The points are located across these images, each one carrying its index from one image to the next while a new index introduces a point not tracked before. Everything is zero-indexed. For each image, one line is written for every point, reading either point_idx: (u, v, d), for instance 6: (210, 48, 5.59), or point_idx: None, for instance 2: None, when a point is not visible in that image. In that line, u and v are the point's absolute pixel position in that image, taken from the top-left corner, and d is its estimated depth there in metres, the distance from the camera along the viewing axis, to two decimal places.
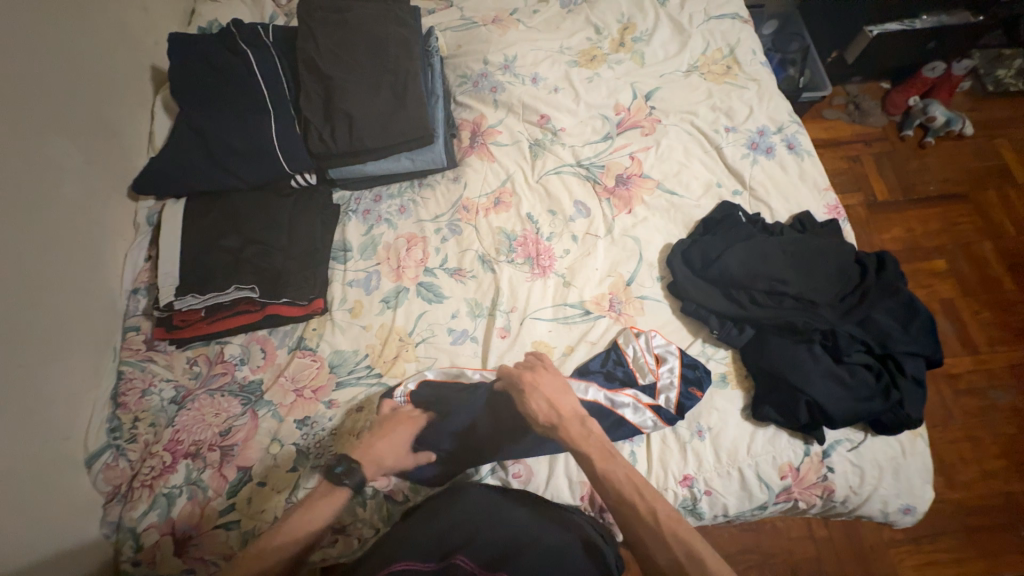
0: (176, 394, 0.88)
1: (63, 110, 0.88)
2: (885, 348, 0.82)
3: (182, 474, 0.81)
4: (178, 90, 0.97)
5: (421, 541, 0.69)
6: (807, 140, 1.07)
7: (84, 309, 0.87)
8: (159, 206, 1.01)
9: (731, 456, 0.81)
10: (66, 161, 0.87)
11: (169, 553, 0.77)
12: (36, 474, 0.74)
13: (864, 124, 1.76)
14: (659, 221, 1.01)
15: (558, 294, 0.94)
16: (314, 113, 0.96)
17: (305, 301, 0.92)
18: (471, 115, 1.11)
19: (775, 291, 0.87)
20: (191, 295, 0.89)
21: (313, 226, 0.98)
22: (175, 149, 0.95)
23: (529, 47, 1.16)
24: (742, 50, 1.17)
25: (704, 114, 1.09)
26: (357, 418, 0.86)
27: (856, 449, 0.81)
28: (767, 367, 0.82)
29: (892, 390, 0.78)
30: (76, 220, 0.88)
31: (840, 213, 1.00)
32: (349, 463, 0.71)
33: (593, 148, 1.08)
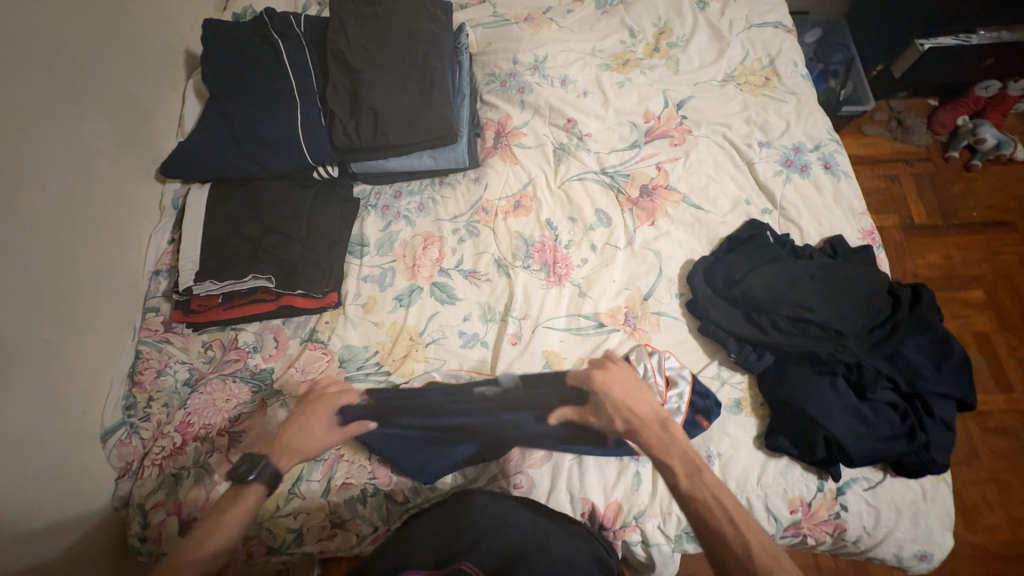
0: (190, 376, 0.89)
1: (97, 92, 0.89)
2: (914, 388, 0.78)
3: (191, 456, 0.83)
4: (209, 76, 0.98)
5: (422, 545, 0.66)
6: (845, 160, 1.02)
7: (108, 287, 0.89)
8: (185, 189, 1.03)
9: (740, 484, 0.78)
10: (98, 142, 0.89)
11: (174, 532, 0.79)
12: (52, 447, 0.76)
13: (906, 143, 1.68)
14: (682, 236, 0.98)
15: (572, 304, 0.93)
16: (340, 107, 0.96)
17: (321, 294, 0.93)
18: (497, 115, 1.10)
19: (799, 318, 0.84)
20: (209, 281, 0.90)
21: (332, 219, 0.99)
22: (203, 135, 0.97)
23: (560, 48, 1.14)
24: (783, 62, 1.12)
25: (738, 126, 1.05)
26: None
27: (873, 489, 0.78)
28: (785, 397, 0.79)
29: (917, 431, 0.74)
30: (105, 200, 0.90)
31: (874, 240, 0.95)
32: (253, 460, 0.68)
33: (619, 156, 1.05)
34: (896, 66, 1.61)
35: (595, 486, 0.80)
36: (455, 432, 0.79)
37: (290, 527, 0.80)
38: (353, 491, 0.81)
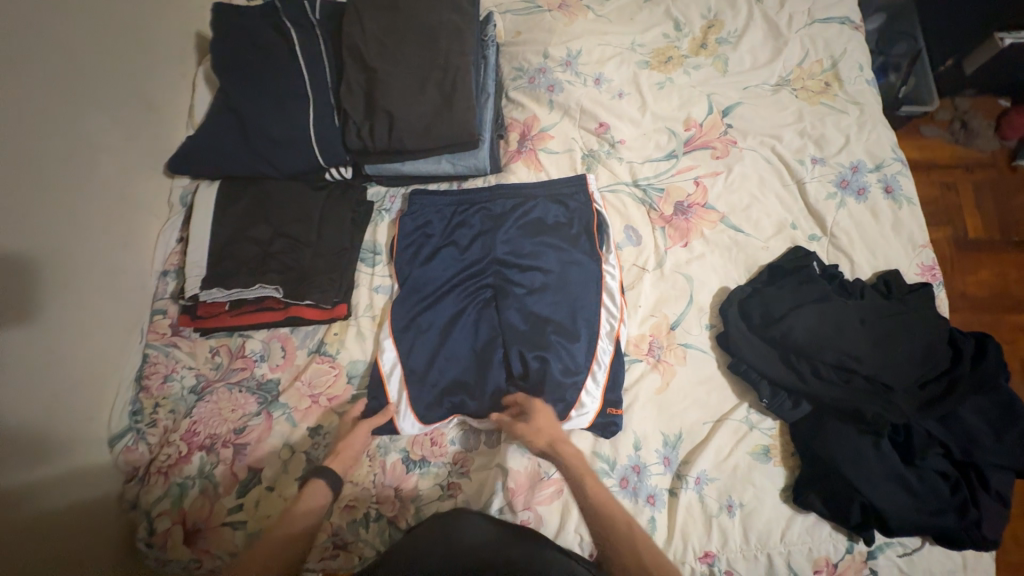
0: (196, 383, 0.88)
1: (99, 82, 0.85)
2: (969, 456, 0.71)
3: (196, 466, 0.81)
4: (218, 67, 0.92)
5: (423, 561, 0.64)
6: (910, 183, 0.91)
7: (114, 290, 0.87)
8: (193, 187, 0.99)
9: (760, 540, 0.74)
10: (104, 138, 0.86)
11: (179, 540, 0.79)
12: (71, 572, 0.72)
13: (969, 147, 1.52)
14: (717, 260, 0.90)
15: (576, 329, 0.83)
16: (354, 106, 0.90)
17: (329, 305, 0.88)
18: (523, 115, 1.01)
19: (843, 366, 0.77)
20: (216, 288, 0.87)
21: (343, 224, 0.93)
22: (211, 131, 0.92)
23: (596, 41, 1.03)
24: (847, 64, 0.99)
25: (789, 139, 0.95)
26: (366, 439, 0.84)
27: (908, 556, 0.72)
28: (819, 453, 0.73)
29: (969, 507, 0.68)
30: (110, 197, 0.87)
31: (935, 276, 0.86)
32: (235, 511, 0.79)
33: (654, 167, 0.96)
34: (969, 61, 1.43)
35: None
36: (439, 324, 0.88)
37: None
38: (356, 513, 0.80)
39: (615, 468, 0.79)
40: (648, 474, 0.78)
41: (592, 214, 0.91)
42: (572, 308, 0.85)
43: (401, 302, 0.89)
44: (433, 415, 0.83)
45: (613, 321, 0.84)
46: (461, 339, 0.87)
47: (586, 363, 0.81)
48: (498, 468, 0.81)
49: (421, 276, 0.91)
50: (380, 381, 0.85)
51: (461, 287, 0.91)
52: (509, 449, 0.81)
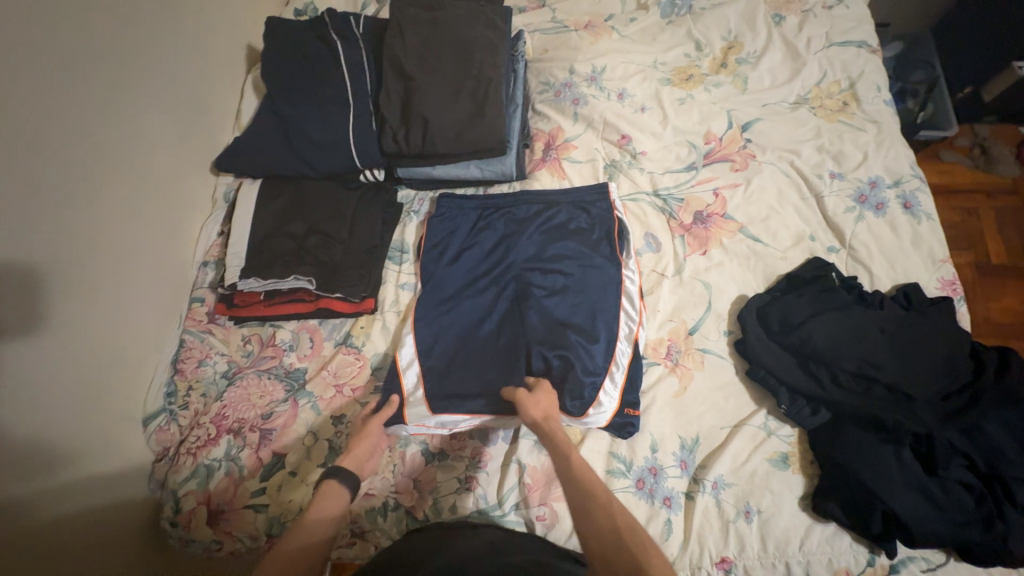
0: (228, 369, 0.92)
1: (160, 85, 0.92)
2: (993, 469, 0.71)
3: (223, 448, 0.84)
4: (268, 75, 1.00)
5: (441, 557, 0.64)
6: (929, 200, 0.92)
7: (159, 276, 0.92)
8: (235, 184, 1.05)
9: (778, 548, 0.73)
10: (160, 136, 0.93)
11: (203, 520, 0.82)
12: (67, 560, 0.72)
13: (989, 173, 1.52)
14: (736, 268, 0.92)
15: (596, 329, 0.85)
16: (391, 112, 0.95)
17: (357, 298, 0.92)
18: (548, 126, 1.06)
19: (863, 374, 0.77)
20: (253, 278, 0.91)
21: (374, 223, 0.98)
22: (256, 132, 0.98)
23: (620, 59, 1.09)
24: (865, 85, 1.02)
25: (808, 154, 0.98)
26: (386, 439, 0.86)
27: (933, 573, 0.70)
28: (839, 461, 0.73)
29: (995, 521, 0.67)
30: (161, 191, 0.93)
31: (956, 291, 0.86)
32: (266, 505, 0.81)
33: (674, 178, 1.00)
34: (987, 89, 1.46)
35: None
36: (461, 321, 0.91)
37: None
38: (375, 502, 0.81)
39: (632, 469, 0.79)
40: (665, 475, 0.79)
41: (612, 221, 0.94)
42: (592, 309, 0.87)
43: (426, 298, 0.91)
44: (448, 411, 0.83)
45: (632, 324, 0.86)
46: (482, 337, 0.89)
47: (605, 363, 0.83)
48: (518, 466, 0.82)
49: (446, 275, 0.94)
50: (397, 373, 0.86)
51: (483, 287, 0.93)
52: (526, 445, 0.83)
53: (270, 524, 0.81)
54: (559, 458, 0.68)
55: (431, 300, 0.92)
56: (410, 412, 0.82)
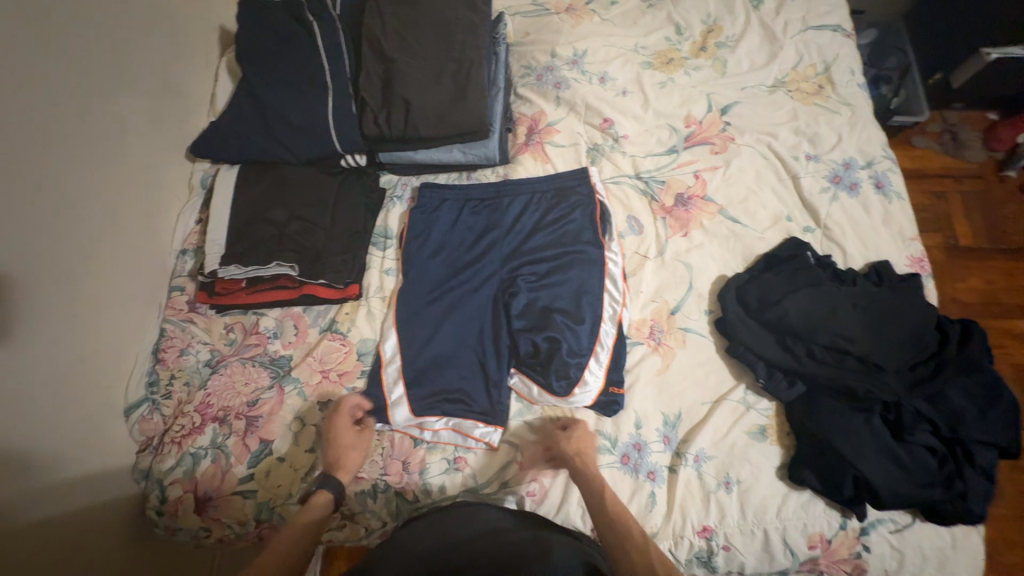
0: (211, 357, 0.91)
1: (130, 67, 0.89)
2: (955, 433, 0.75)
3: (209, 437, 0.83)
4: (243, 58, 0.97)
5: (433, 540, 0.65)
6: (899, 180, 0.95)
7: (135, 265, 0.90)
8: (213, 170, 1.03)
9: (757, 515, 0.76)
10: (132, 120, 0.90)
11: (190, 509, 0.81)
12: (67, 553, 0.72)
13: (959, 158, 1.57)
14: (716, 249, 0.94)
15: (580, 311, 0.86)
16: (372, 95, 0.94)
17: (342, 284, 0.92)
18: (530, 110, 1.06)
19: (837, 348, 0.80)
20: (234, 265, 0.90)
21: (357, 209, 0.97)
22: (234, 116, 0.96)
23: (601, 42, 1.09)
24: (839, 68, 1.05)
25: (784, 137, 1.00)
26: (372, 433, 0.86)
27: (899, 532, 0.75)
28: (814, 431, 0.76)
29: (954, 480, 0.72)
30: (136, 176, 0.91)
31: (924, 268, 0.90)
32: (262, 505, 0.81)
33: (656, 161, 1.01)
34: (957, 75, 1.47)
35: None
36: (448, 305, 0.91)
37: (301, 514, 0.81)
38: (363, 485, 0.82)
39: (617, 445, 0.81)
40: (648, 450, 0.81)
41: (595, 205, 0.95)
42: (576, 290, 0.88)
43: (413, 283, 0.92)
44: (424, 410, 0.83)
45: (616, 304, 0.87)
46: (468, 320, 0.90)
47: (590, 343, 0.84)
48: (507, 446, 0.84)
49: (430, 261, 0.94)
50: (380, 364, 0.87)
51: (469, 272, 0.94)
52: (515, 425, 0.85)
53: (259, 510, 0.81)
54: (596, 497, 0.71)
55: (416, 286, 0.92)
56: (393, 406, 0.84)
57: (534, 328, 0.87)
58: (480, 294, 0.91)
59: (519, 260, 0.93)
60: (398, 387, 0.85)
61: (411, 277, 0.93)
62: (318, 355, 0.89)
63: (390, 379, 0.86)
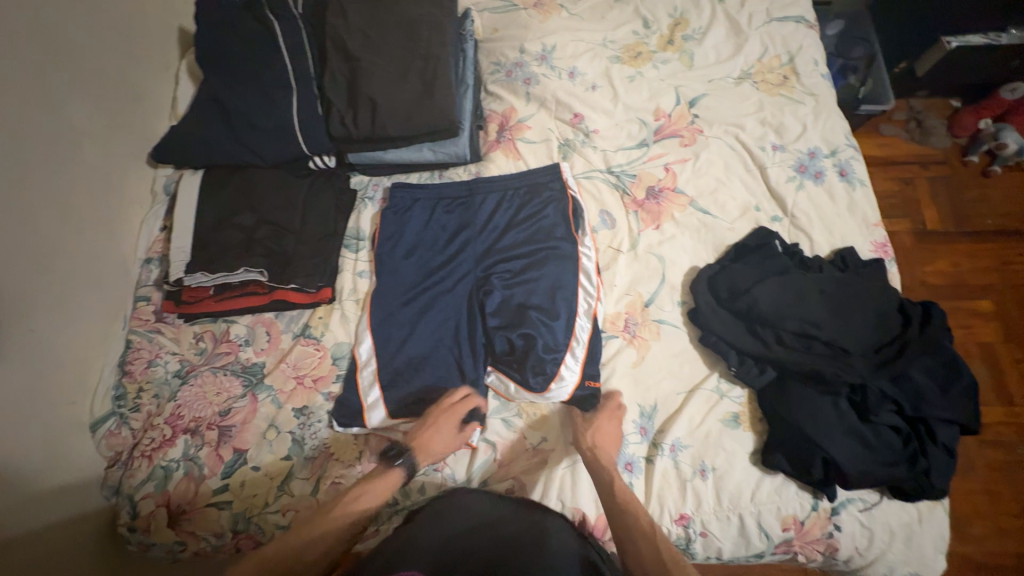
0: (181, 368, 0.88)
1: (84, 71, 0.86)
2: (918, 411, 0.77)
3: (180, 449, 0.82)
4: (202, 59, 0.95)
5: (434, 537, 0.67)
6: (862, 167, 0.98)
7: (97, 275, 0.88)
8: (176, 176, 1.00)
9: (732, 500, 0.77)
10: (87, 126, 0.87)
11: (163, 523, 0.79)
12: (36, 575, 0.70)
13: (924, 144, 1.61)
14: (687, 241, 0.95)
15: (556, 307, 0.87)
16: (337, 96, 0.93)
17: (314, 288, 0.90)
18: (501, 107, 1.06)
19: (805, 334, 0.82)
20: (201, 272, 0.88)
21: (327, 212, 0.96)
22: (196, 119, 0.94)
23: (570, 37, 1.09)
24: (803, 59, 1.07)
25: (751, 128, 1.01)
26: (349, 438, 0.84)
27: (868, 510, 0.77)
28: (785, 416, 0.78)
29: (918, 457, 0.74)
30: (95, 184, 0.88)
31: (887, 252, 0.92)
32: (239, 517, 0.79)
33: (626, 155, 1.01)
34: (918, 65, 1.53)
35: (587, 494, 0.80)
36: (423, 305, 0.90)
37: (278, 523, 0.79)
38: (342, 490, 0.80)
39: None
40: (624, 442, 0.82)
41: (567, 201, 0.95)
42: (550, 286, 0.89)
43: (386, 284, 0.91)
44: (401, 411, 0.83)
45: (590, 299, 0.88)
46: (443, 318, 0.89)
47: (565, 339, 0.84)
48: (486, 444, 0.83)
49: (402, 263, 0.93)
50: (355, 368, 0.86)
51: (444, 273, 0.93)
52: (494, 423, 0.85)
53: (235, 521, 0.79)
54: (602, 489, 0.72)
55: (389, 287, 0.91)
56: (369, 409, 0.83)
57: (509, 327, 0.87)
58: (454, 293, 0.91)
59: (493, 258, 0.93)
60: (374, 389, 0.85)
61: (385, 279, 0.92)
62: (291, 361, 0.88)
63: (366, 382, 0.86)
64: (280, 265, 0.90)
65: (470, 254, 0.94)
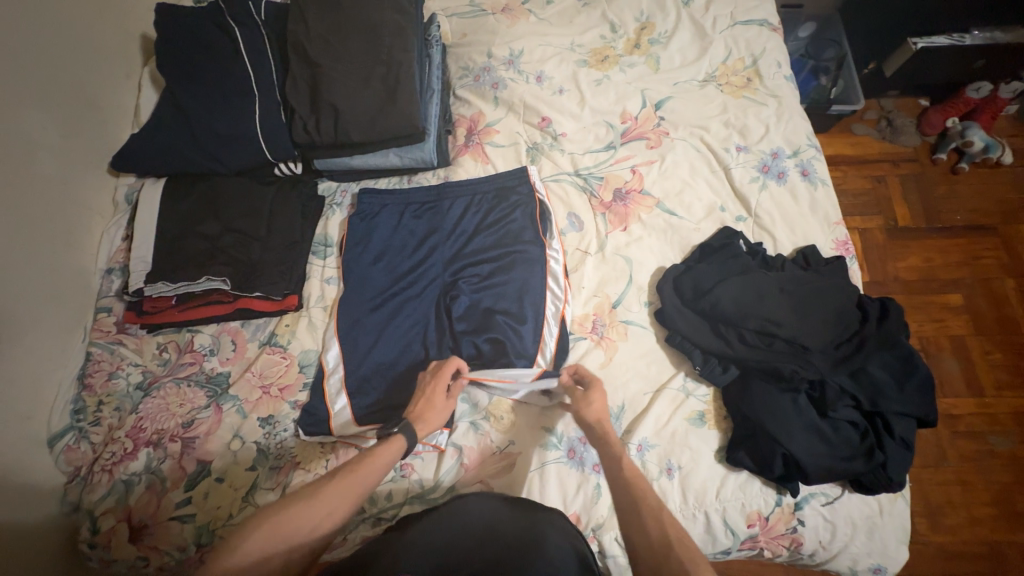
0: (143, 379, 0.87)
1: (41, 80, 0.85)
2: (876, 406, 0.79)
3: (142, 462, 0.80)
4: (164, 68, 0.94)
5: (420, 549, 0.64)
6: (823, 167, 0.99)
7: (54, 287, 0.86)
8: (138, 185, 0.99)
9: (698, 498, 0.78)
10: (44, 135, 0.85)
11: (124, 538, 0.78)
12: None
13: (894, 143, 1.63)
14: (654, 242, 0.96)
15: (522, 309, 0.87)
16: (300, 102, 0.93)
17: (279, 296, 0.90)
18: (469, 111, 1.06)
19: (766, 332, 0.83)
20: (162, 282, 0.87)
21: (293, 218, 0.95)
22: (158, 128, 0.93)
23: (537, 42, 1.09)
24: (766, 62, 1.08)
25: (715, 130, 1.03)
26: (313, 448, 0.83)
27: (831, 504, 0.78)
28: (747, 413, 0.79)
29: (876, 451, 0.76)
30: (51, 194, 0.86)
31: (848, 250, 0.94)
32: (203, 531, 0.78)
33: (594, 157, 1.02)
34: (886, 65, 1.57)
35: (555, 496, 0.79)
36: (390, 312, 0.90)
37: None
38: None
39: (563, 440, 0.82)
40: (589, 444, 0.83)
41: (535, 204, 0.95)
42: (518, 289, 0.89)
43: (353, 291, 0.90)
44: (369, 417, 0.83)
45: (558, 301, 0.87)
46: (410, 325, 0.89)
47: (533, 341, 0.85)
48: (454, 450, 0.83)
49: (369, 270, 0.93)
50: (322, 376, 0.86)
51: (412, 278, 0.93)
52: (461, 428, 0.84)
53: (199, 534, 0.78)
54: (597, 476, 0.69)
55: (356, 294, 0.91)
56: (336, 418, 0.83)
57: (477, 331, 0.87)
58: (422, 298, 0.91)
59: (461, 262, 0.93)
60: (341, 397, 0.84)
61: (352, 286, 0.91)
62: (256, 369, 0.87)
63: (333, 390, 0.85)
64: (245, 274, 0.89)
65: (438, 259, 0.94)
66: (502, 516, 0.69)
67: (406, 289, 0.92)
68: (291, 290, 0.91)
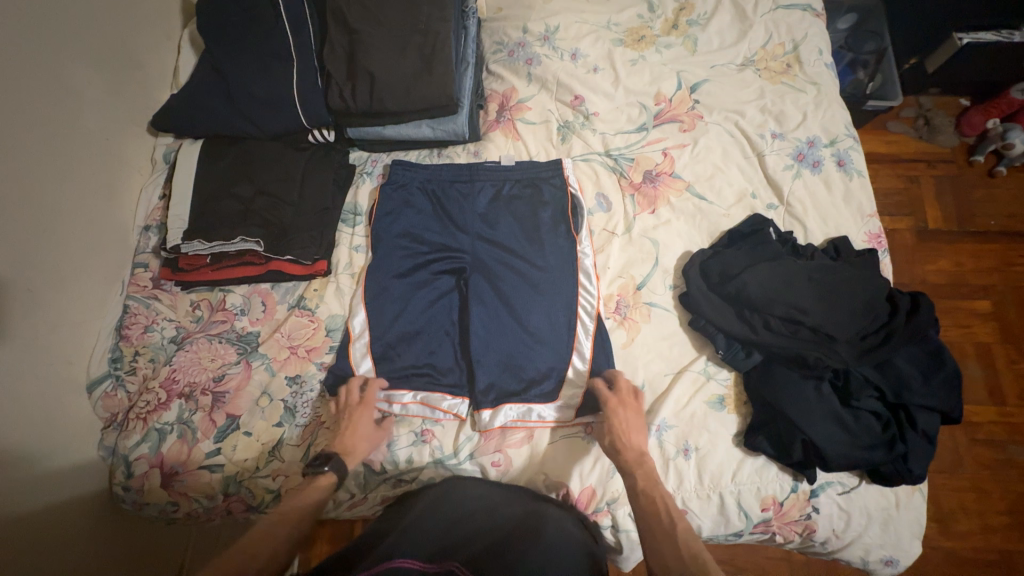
0: (177, 334, 0.91)
1: (87, 35, 0.86)
2: (899, 398, 0.79)
3: (174, 412, 0.83)
4: (205, 30, 0.95)
5: (428, 528, 0.66)
6: (861, 158, 0.97)
7: (93, 239, 0.88)
8: (176, 145, 1.01)
9: (713, 480, 0.79)
10: (88, 91, 0.87)
11: (156, 484, 0.81)
12: (29, 527, 0.72)
13: (931, 142, 1.59)
14: (682, 226, 0.95)
15: (548, 285, 0.88)
16: (337, 69, 0.93)
17: (308, 261, 0.91)
18: (501, 87, 1.06)
19: (792, 319, 0.83)
20: (197, 240, 0.89)
21: (324, 185, 0.96)
22: (197, 89, 0.94)
23: (573, 18, 1.08)
24: (808, 48, 1.05)
25: (751, 115, 1.01)
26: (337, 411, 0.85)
27: (846, 494, 0.78)
28: (768, 399, 0.79)
29: (897, 442, 0.76)
30: (94, 148, 0.88)
31: (881, 244, 0.93)
32: (232, 484, 0.81)
33: (625, 138, 1.01)
34: (930, 61, 1.50)
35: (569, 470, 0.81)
36: (415, 283, 0.91)
37: (268, 488, 0.81)
38: None
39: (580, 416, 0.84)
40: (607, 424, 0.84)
41: (566, 197, 0.94)
42: (544, 266, 0.90)
43: (382, 259, 0.91)
44: (393, 382, 0.85)
45: (591, 301, 0.87)
46: (435, 297, 0.91)
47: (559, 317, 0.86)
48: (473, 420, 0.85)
49: (397, 240, 0.94)
50: (348, 340, 0.87)
51: (440, 249, 0.94)
52: None
53: (227, 484, 0.81)
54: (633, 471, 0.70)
55: (382, 262, 0.91)
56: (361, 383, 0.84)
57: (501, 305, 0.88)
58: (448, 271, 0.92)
59: (486, 237, 0.93)
60: (366, 362, 0.86)
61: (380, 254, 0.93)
62: (284, 331, 0.89)
63: (359, 354, 0.86)
64: (277, 237, 0.91)
65: (463, 233, 0.94)
66: (506, 503, 0.73)
67: (434, 260, 0.93)
68: (319, 255, 0.92)
